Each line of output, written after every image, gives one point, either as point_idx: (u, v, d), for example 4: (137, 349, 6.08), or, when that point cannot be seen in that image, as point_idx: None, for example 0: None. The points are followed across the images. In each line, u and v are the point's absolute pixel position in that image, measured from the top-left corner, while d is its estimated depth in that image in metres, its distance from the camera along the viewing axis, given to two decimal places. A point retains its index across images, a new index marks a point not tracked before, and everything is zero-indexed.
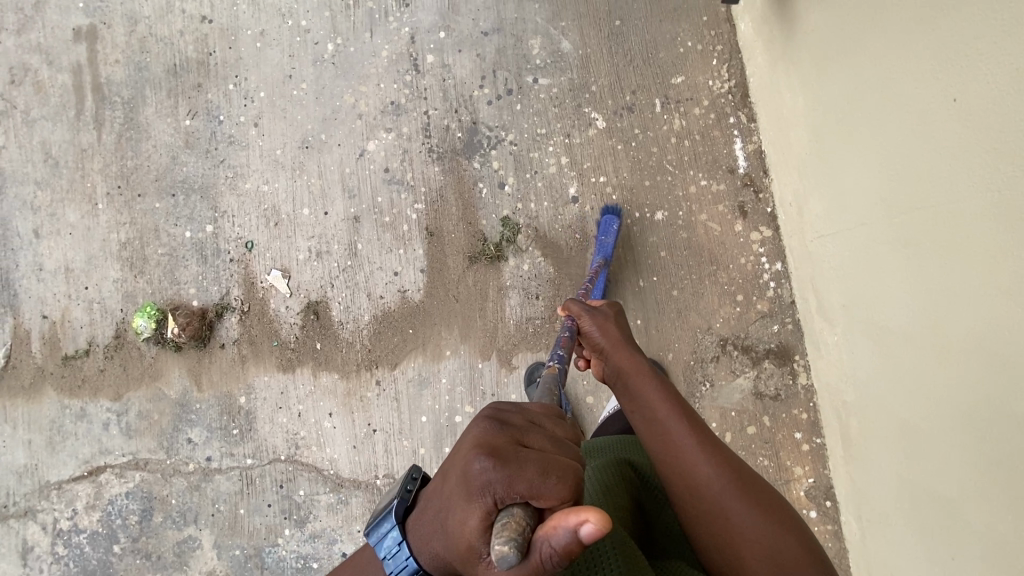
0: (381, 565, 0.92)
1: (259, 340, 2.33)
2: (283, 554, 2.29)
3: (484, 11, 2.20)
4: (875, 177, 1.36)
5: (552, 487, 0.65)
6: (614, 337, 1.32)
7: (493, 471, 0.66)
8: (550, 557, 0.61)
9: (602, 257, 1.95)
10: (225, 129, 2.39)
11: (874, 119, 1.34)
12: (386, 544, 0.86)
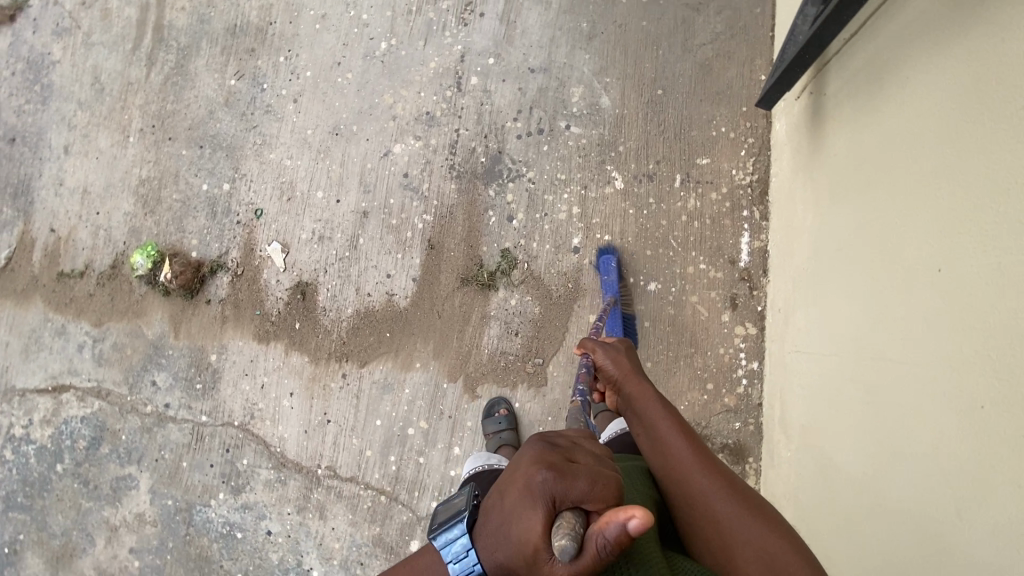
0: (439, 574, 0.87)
1: (243, 305, 2.40)
2: (212, 516, 2.34)
3: (537, 47, 2.25)
4: (866, 316, 1.34)
5: (602, 491, 0.69)
6: (625, 368, 1.31)
7: (552, 482, 0.70)
8: (603, 551, 0.63)
9: (613, 297, 2.00)
10: (265, 98, 2.47)
11: (877, 259, 1.31)
12: (452, 548, 0.83)
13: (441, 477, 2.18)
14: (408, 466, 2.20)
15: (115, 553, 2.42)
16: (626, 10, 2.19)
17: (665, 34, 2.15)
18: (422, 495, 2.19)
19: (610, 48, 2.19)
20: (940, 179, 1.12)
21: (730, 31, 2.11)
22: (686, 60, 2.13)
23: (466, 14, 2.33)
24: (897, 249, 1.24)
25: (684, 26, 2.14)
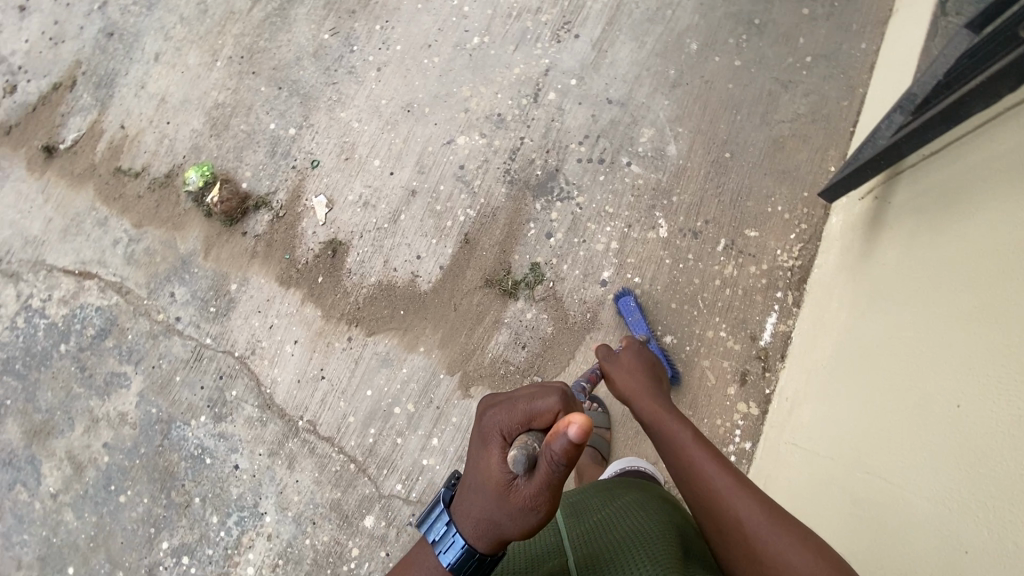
0: (429, 560, 0.97)
1: (275, 246, 2.46)
2: (188, 435, 2.40)
3: (620, 81, 2.28)
4: (870, 422, 1.34)
5: (541, 406, 0.87)
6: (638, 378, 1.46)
7: (500, 418, 0.89)
8: (551, 463, 0.77)
9: (643, 335, 2.00)
10: (351, 60, 2.56)
11: (895, 374, 1.32)
12: (436, 530, 0.96)
13: (412, 462, 2.19)
14: (384, 443, 2.23)
15: (89, 443, 2.49)
16: (716, 69, 2.21)
17: (747, 102, 2.17)
18: (389, 474, 2.20)
19: (690, 101, 2.21)
20: (980, 316, 1.12)
21: (811, 116, 2.11)
22: (761, 132, 2.14)
23: (562, 32, 2.38)
24: (920, 370, 1.23)
25: (768, 99, 2.15)
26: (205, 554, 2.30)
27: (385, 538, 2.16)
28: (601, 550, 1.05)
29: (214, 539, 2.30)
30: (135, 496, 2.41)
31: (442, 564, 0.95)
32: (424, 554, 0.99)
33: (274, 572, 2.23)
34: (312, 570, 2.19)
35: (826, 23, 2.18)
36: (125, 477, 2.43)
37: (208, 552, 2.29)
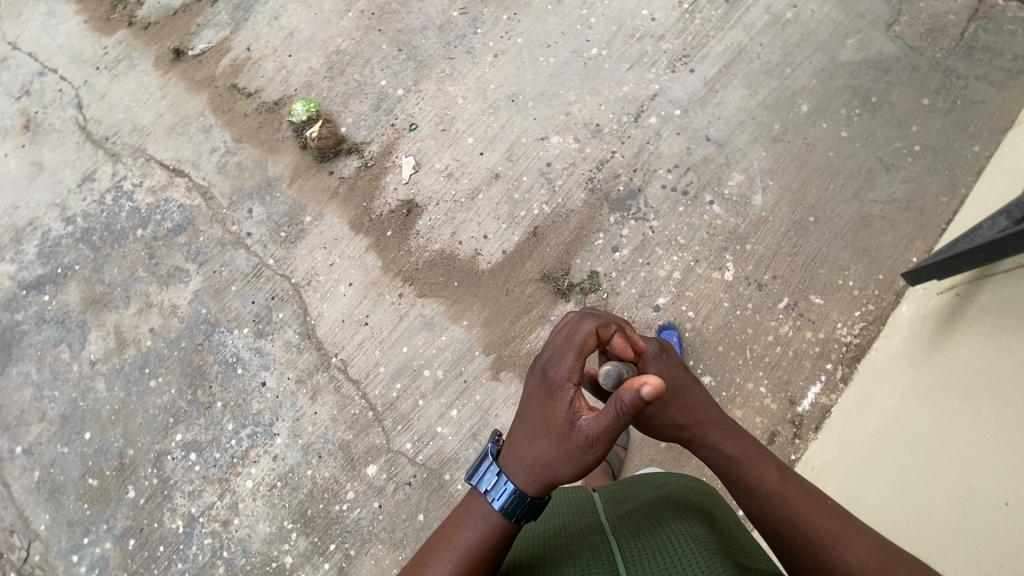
0: (483, 508, 1.07)
1: (356, 192, 2.58)
2: (228, 342, 2.51)
3: (723, 123, 2.32)
4: (912, 503, 1.33)
5: (582, 341, 1.07)
6: (667, 391, 1.10)
7: (557, 368, 1.07)
8: (619, 410, 0.94)
9: None
10: (472, 40, 2.67)
11: (943, 464, 1.31)
12: (487, 480, 1.07)
13: (427, 426, 2.25)
14: (405, 400, 2.29)
15: (138, 324, 2.64)
16: (821, 135, 2.23)
17: (844, 174, 2.17)
18: (402, 432, 2.26)
19: (787, 158, 2.23)
20: None
21: (906, 203, 2.11)
22: (851, 206, 2.14)
23: (679, 64, 2.44)
24: (968, 463, 1.24)
25: (865, 176, 2.16)
26: (212, 456, 2.40)
27: (381, 491, 2.22)
28: (639, 531, 1.08)
29: (224, 444, 2.40)
30: (164, 384, 2.53)
31: (494, 506, 1.06)
32: (474, 503, 1.09)
33: (271, 491, 2.31)
34: (306, 500, 2.26)
35: (943, 118, 2.17)
36: (160, 365, 2.56)
37: (215, 455, 2.39)
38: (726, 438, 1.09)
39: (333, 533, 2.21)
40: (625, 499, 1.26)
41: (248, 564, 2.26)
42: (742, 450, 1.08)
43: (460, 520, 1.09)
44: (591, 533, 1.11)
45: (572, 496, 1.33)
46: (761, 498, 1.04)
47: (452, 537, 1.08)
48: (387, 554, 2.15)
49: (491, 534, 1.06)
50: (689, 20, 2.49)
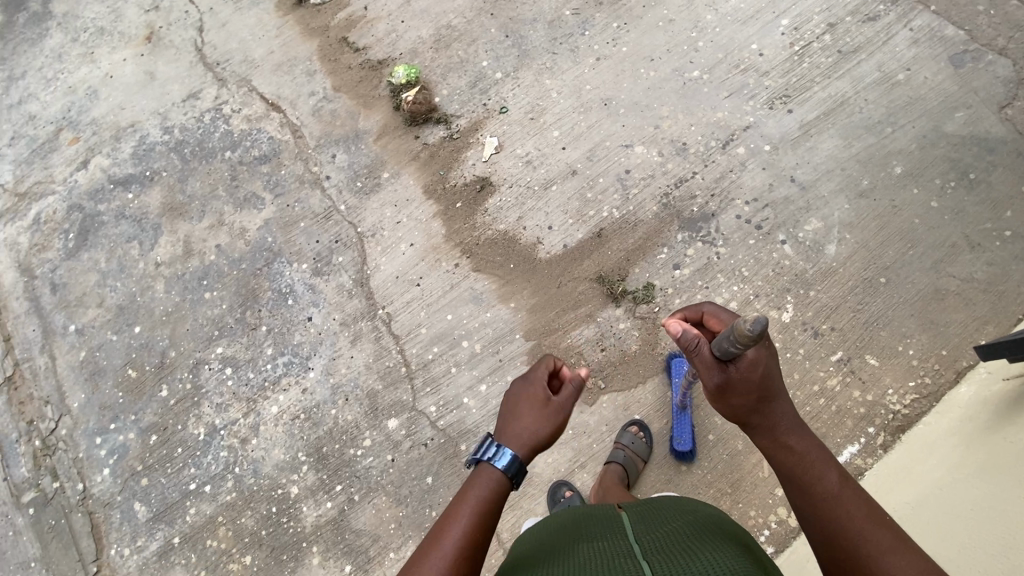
0: (485, 476, 1.25)
1: (436, 159, 2.66)
2: (285, 273, 2.61)
3: (810, 168, 2.31)
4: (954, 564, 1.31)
5: None
6: (755, 377, 1.15)
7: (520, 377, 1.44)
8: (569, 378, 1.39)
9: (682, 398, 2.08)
10: (579, 40, 2.74)
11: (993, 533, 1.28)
12: (486, 451, 1.26)
13: (454, 394, 2.29)
14: (439, 365, 2.34)
15: (206, 238, 2.76)
16: (909, 200, 2.20)
17: (926, 243, 2.13)
18: (429, 394, 2.31)
19: (870, 216, 2.20)
20: None
21: (985, 285, 2.05)
22: (927, 275, 2.09)
23: (778, 102, 2.44)
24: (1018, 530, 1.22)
25: (948, 249, 2.11)
26: (246, 375, 2.48)
27: (397, 445, 2.26)
28: (673, 557, 1.00)
29: (260, 367, 2.48)
30: (217, 298, 2.64)
31: (496, 469, 1.24)
32: (473, 479, 1.25)
33: (293, 421, 2.38)
34: (324, 437, 2.33)
35: None
36: (218, 280, 2.67)
37: (249, 375, 2.48)
38: (790, 433, 1.16)
39: (342, 475, 2.26)
40: (656, 523, 1.20)
41: (256, 485, 2.32)
42: (806, 448, 1.15)
43: (461, 500, 1.22)
44: (622, 556, 1.03)
45: (598, 517, 1.28)
46: (813, 492, 1.10)
47: (455, 515, 1.19)
48: (389, 507, 2.20)
49: (491, 501, 1.22)
50: (797, 63, 2.50)
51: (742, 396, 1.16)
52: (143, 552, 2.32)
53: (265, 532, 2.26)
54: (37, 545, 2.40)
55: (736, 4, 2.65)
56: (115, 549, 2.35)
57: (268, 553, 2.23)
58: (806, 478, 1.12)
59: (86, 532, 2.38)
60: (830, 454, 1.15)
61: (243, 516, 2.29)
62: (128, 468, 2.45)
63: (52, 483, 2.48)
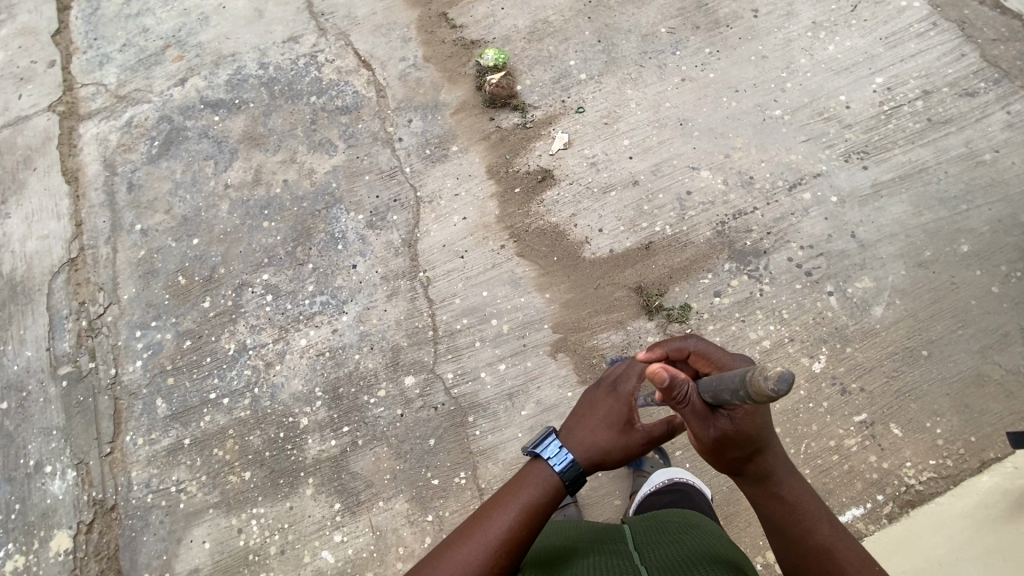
0: (543, 472, 1.29)
1: (505, 143, 2.71)
2: (340, 219, 2.71)
3: (874, 228, 2.28)
4: None
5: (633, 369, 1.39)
6: (752, 428, 1.14)
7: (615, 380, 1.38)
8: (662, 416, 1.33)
9: None
10: (669, 58, 2.76)
11: None
12: (547, 449, 1.29)
13: (473, 367, 2.35)
14: (465, 336, 2.40)
15: (275, 171, 2.88)
16: (969, 280, 2.15)
17: (978, 326, 2.07)
18: (449, 361, 2.37)
19: (925, 286, 2.16)
20: None
21: None
22: (971, 358, 2.04)
23: (854, 157, 2.42)
24: None
25: (1000, 337, 2.05)
26: (284, 305, 2.59)
27: (409, 402, 2.33)
28: (672, 567, 1.20)
29: (298, 300, 2.59)
30: (274, 229, 2.74)
31: (552, 472, 1.28)
32: (529, 470, 1.31)
33: (317, 357, 2.48)
34: (343, 379, 2.42)
35: None
36: (277, 212, 2.78)
37: (286, 306, 2.59)
38: (783, 483, 1.20)
39: (352, 418, 2.35)
40: (658, 533, 1.42)
41: (270, 408, 2.42)
42: (796, 497, 1.20)
43: (512, 492, 1.29)
44: (626, 564, 1.25)
45: (609, 528, 1.52)
46: (805, 542, 1.17)
47: (501, 505, 1.27)
48: (388, 458, 2.27)
49: (541, 500, 1.28)
50: (882, 123, 2.47)
51: (738, 448, 1.16)
52: (154, 445, 2.44)
53: (268, 454, 2.35)
54: (61, 416, 2.53)
55: (833, 54, 2.64)
56: (130, 437, 2.48)
57: (267, 474, 2.32)
58: (797, 528, 1.19)
59: (108, 415, 2.52)
60: (819, 500, 1.21)
61: (251, 433, 2.39)
62: (158, 365, 2.58)
63: (88, 363, 2.63)
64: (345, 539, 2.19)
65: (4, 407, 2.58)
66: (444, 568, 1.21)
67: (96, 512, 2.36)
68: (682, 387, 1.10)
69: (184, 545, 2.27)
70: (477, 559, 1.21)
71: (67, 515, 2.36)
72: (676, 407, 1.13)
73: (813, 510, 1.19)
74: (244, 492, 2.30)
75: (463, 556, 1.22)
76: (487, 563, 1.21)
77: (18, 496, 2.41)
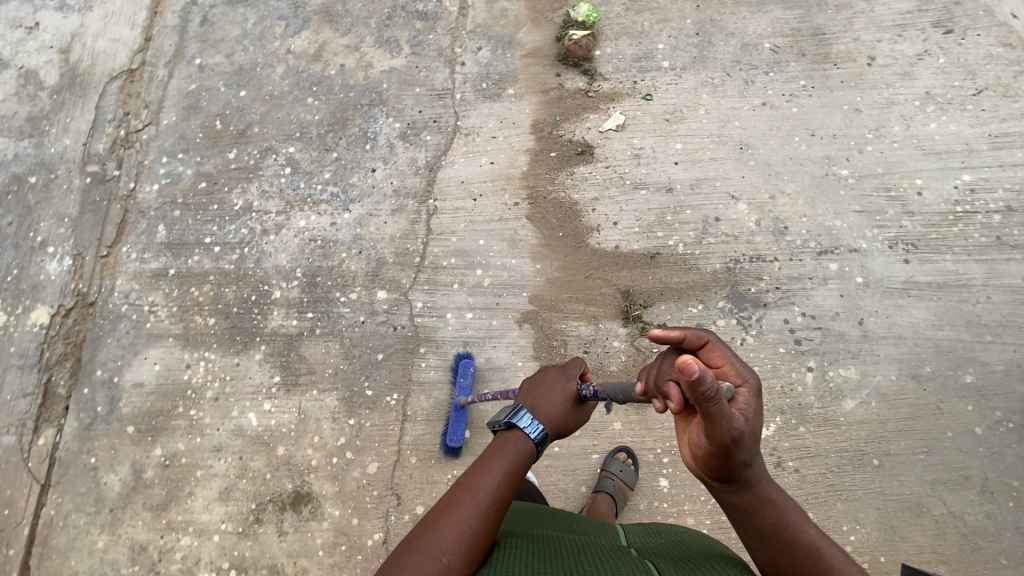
0: (518, 442, 1.27)
1: (561, 103, 2.60)
2: (378, 121, 2.70)
3: (885, 324, 2.17)
4: None
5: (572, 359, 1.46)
6: (756, 431, 1.02)
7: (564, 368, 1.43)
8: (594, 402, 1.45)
9: (460, 399, 2.19)
10: (760, 78, 2.56)
11: None
12: (521, 419, 1.30)
13: (445, 306, 2.38)
14: (448, 274, 2.42)
15: (337, 52, 2.86)
16: (956, 413, 2.06)
17: (942, 458, 2.01)
18: (424, 290, 2.41)
19: (908, 401, 2.07)
20: None
21: (967, 529, 1.95)
22: (920, 485, 1.99)
23: (900, 247, 2.27)
24: None
25: (958, 479, 1.99)
26: (298, 183, 2.65)
27: (373, 313, 2.40)
28: (668, 560, 1.13)
29: (312, 183, 2.64)
30: (316, 107, 2.76)
31: (528, 440, 1.28)
32: (501, 436, 1.31)
33: (309, 241, 2.55)
34: (324, 270, 2.49)
35: None
36: (324, 93, 2.78)
37: (300, 184, 2.64)
38: (771, 488, 1.09)
39: (319, 307, 2.44)
40: (654, 534, 1.32)
41: (251, 270, 2.53)
42: (785, 501, 1.09)
43: (495, 456, 1.25)
44: (618, 551, 1.17)
45: (599, 522, 1.42)
46: (797, 550, 1.06)
47: (485, 468, 1.22)
48: (337, 356, 2.36)
49: (525, 462, 1.26)
50: (948, 224, 2.28)
51: (745, 451, 1.01)
52: (143, 264, 2.60)
53: (235, 310, 2.47)
54: (76, 208, 2.70)
55: (931, 134, 2.42)
56: (126, 249, 2.63)
57: (228, 327, 2.45)
58: (781, 533, 1.08)
59: (114, 222, 2.68)
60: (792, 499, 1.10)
61: (228, 286, 2.51)
62: (171, 195, 2.70)
63: (113, 170, 2.77)
64: (273, 410, 2.33)
65: (31, 181, 2.75)
66: (438, 538, 1.11)
67: (77, 302, 2.56)
68: (709, 387, 0.90)
69: (139, 359, 2.45)
70: (471, 524, 1.13)
71: (53, 295, 2.56)
72: (703, 405, 0.92)
73: (796, 513, 1.09)
74: (203, 335, 2.45)
75: (457, 525, 1.12)
76: (482, 524, 1.14)
77: (18, 263, 2.62)
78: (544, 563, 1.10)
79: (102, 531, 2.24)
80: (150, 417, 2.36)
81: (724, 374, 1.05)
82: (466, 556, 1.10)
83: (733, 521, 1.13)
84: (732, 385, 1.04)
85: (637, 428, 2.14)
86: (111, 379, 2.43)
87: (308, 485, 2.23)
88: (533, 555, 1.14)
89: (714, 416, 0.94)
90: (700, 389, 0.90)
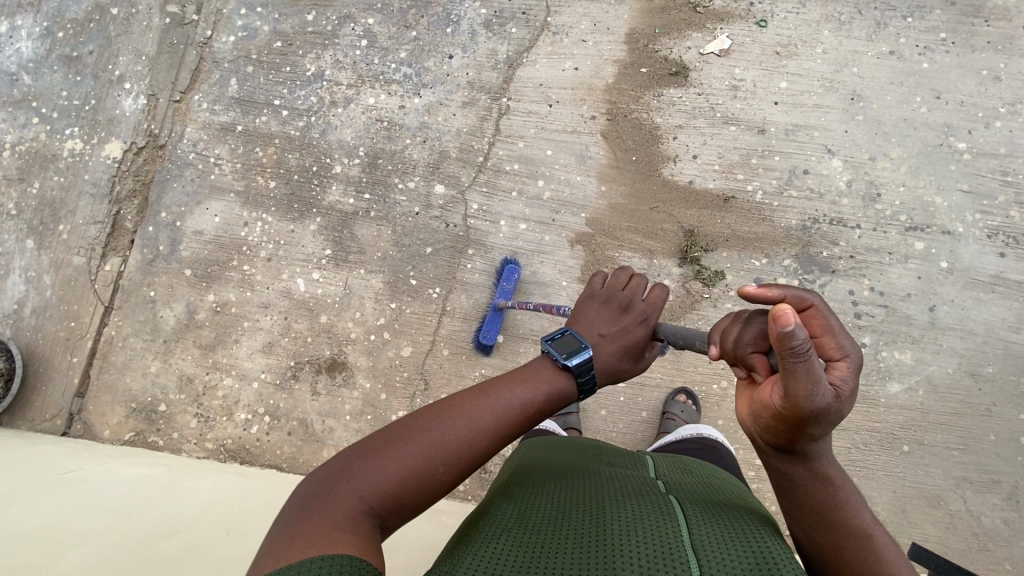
0: (567, 384, 1.23)
1: (663, 15, 2.36)
2: (464, 3, 2.52)
3: (958, 315, 2.04)
4: None
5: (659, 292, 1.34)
6: (842, 408, 0.96)
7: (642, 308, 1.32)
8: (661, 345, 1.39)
9: (500, 302, 2.22)
10: (896, 22, 2.25)
11: None
12: (577, 361, 1.21)
13: (501, 212, 2.34)
14: (510, 180, 2.35)
15: None
16: (1005, 418, 1.98)
17: (975, 458, 1.96)
18: (482, 192, 2.36)
19: (958, 397, 1.99)
20: None
21: (980, 529, 1.93)
22: (945, 479, 1.96)
23: (1000, 238, 2.08)
24: None
25: (987, 481, 1.95)
26: (372, 57, 2.55)
27: (429, 206, 2.38)
28: (697, 504, 1.05)
29: (387, 60, 2.54)
30: None
31: (562, 377, 1.23)
32: (538, 365, 1.24)
33: (375, 121, 2.49)
34: (386, 153, 2.45)
35: None
36: None
37: (374, 59, 2.55)
38: (829, 465, 1.05)
39: (376, 190, 2.43)
40: (683, 471, 1.25)
41: (316, 141, 2.51)
42: (838, 479, 1.05)
43: (514, 381, 1.20)
44: (645, 486, 1.11)
45: (631, 454, 1.35)
46: (840, 528, 1.03)
47: (505, 387, 1.18)
48: (387, 240, 2.39)
49: (543, 400, 1.20)
50: None
51: (820, 427, 0.96)
52: (213, 116, 2.61)
53: (296, 177, 2.49)
54: (153, 47, 2.68)
55: None
56: (198, 97, 2.64)
57: (287, 193, 2.48)
58: (828, 512, 1.04)
59: (189, 68, 2.66)
60: (846, 481, 1.06)
61: (291, 153, 2.52)
62: (246, 49, 2.65)
63: (192, 14, 2.70)
64: (320, 280, 2.41)
65: (113, 13, 2.71)
66: (436, 437, 1.09)
67: (148, 143, 2.62)
68: (798, 340, 0.88)
69: (201, 208, 2.53)
70: (473, 439, 1.11)
71: (126, 131, 2.62)
72: (787, 360, 0.90)
73: (845, 492, 1.06)
74: (263, 196, 2.50)
75: (459, 433, 1.10)
76: (485, 440, 1.12)
77: (96, 93, 2.65)
78: (563, 499, 1.04)
79: (156, 358, 2.44)
80: (206, 265, 2.48)
81: (822, 345, 1.00)
82: (461, 467, 1.09)
83: (778, 490, 1.11)
84: (829, 356, 1.00)
85: (669, 365, 2.15)
86: (174, 222, 2.53)
87: (344, 356, 2.34)
88: (550, 491, 1.08)
89: (799, 374, 0.91)
90: (790, 343, 0.88)
